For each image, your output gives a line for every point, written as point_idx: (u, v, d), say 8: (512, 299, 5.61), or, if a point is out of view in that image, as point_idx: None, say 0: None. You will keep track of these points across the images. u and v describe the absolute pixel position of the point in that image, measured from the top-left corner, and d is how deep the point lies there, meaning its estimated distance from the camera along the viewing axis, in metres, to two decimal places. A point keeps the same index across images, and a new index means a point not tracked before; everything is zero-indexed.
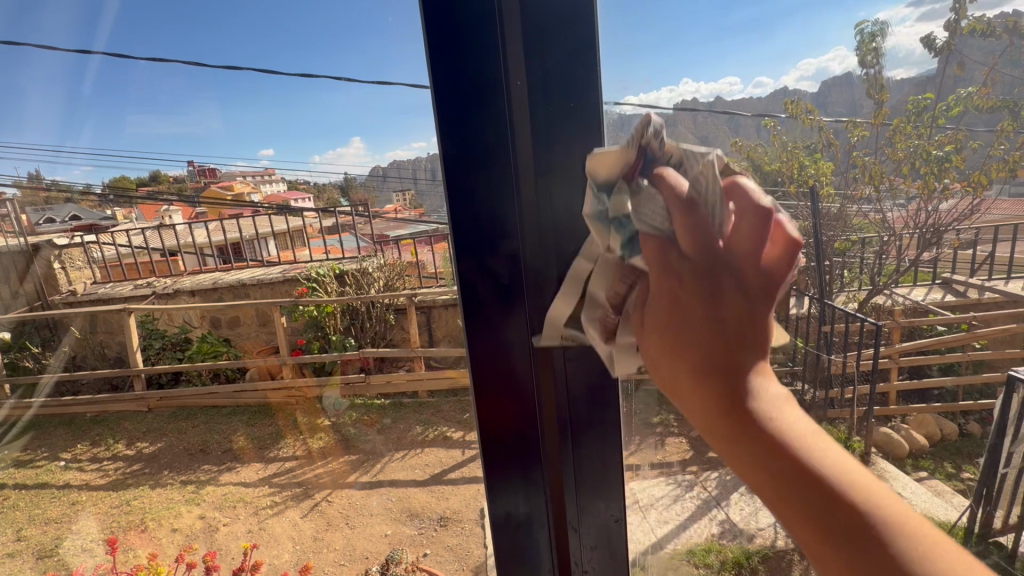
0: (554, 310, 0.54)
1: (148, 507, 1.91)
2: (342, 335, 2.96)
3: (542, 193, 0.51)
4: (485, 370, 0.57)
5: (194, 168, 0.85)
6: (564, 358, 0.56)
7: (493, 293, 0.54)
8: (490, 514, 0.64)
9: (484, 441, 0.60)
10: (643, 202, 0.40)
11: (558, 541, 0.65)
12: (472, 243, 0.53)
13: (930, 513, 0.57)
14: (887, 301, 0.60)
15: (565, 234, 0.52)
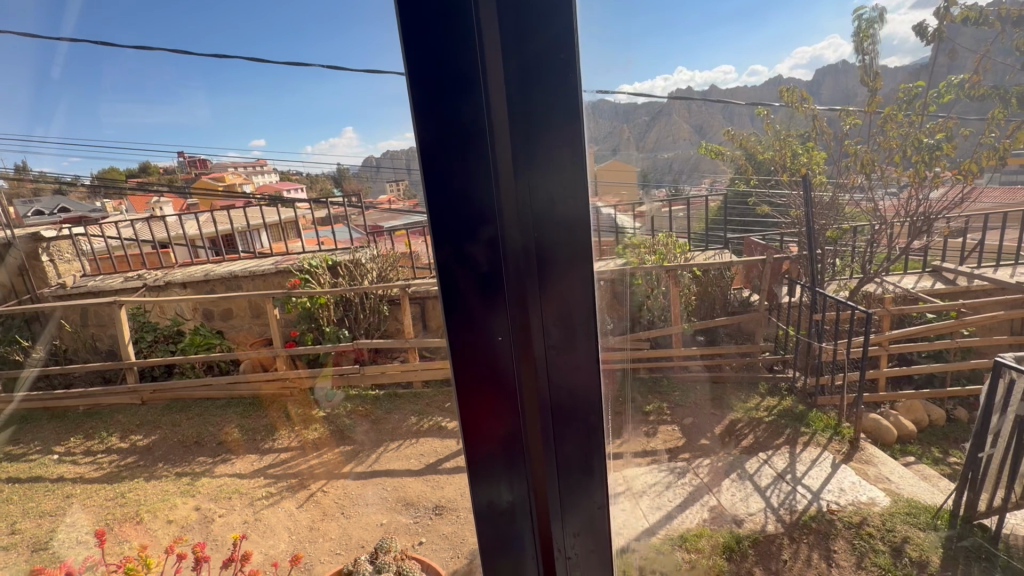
0: (534, 298, 0.52)
1: (141, 497, 1.86)
2: (337, 327, 2.89)
3: (523, 179, 0.49)
4: (464, 361, 0.56)
5: (183, 158, 0.85)
6: (547, 348, 0.55)
7: (473, 282, 0.53)
8: (474, 504, 0.64)
9: (467, 430, 0.60)
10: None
11: (542, 532, 0.64)
12: (449, 230, 0.51)
13: (916, 497, 0.65)
14: (872, 289, 0.67)
15: (545, 223, 0.50)
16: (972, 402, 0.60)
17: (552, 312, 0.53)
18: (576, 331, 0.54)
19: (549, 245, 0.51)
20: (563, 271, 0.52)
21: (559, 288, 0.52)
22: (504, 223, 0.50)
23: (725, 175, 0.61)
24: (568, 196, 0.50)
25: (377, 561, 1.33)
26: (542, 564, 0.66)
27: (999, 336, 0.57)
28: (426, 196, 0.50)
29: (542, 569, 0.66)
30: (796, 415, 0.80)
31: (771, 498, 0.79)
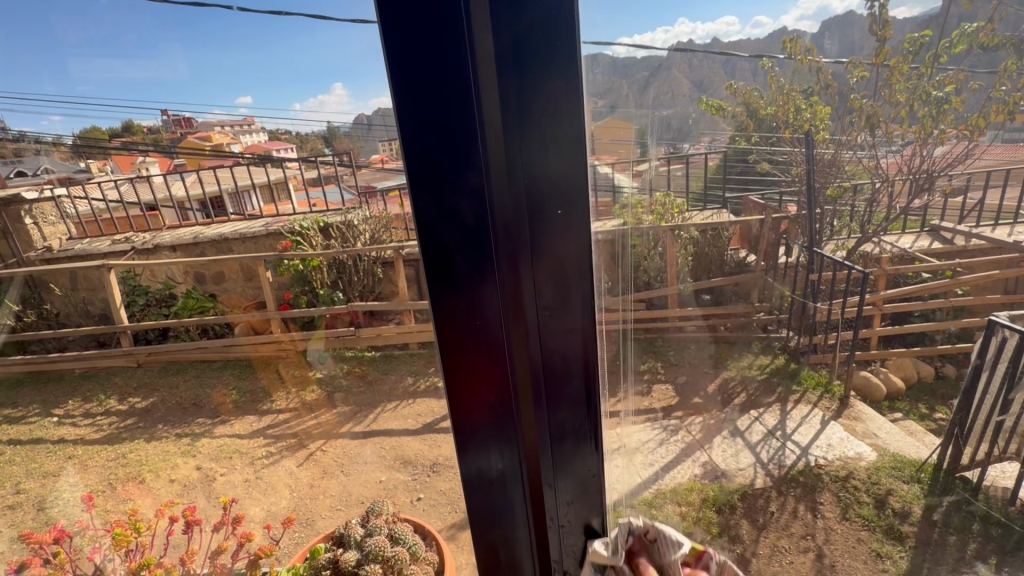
0: (525, 261, 0.51)
1: (143, 458, 1.88)
2: (330, 289, 2.88)
3: (517, 146, 0.46)
4: (451, 326, 0.55)
5: (167, 116, 0.71)
6: (538, 311, 0.54)
7: (458, 243, 0.50)
8: (462, 470, 0.65)
9: (454, 395, 0.59)
10: None
11: (533, 504, 0.65)
12: (431, 188, 0.48)
13: (900, 451, 0.73)
14: (871, 249, 0.68)
15: (539, 178, 0.47)
16: (960, 359, 0.68)
17: (547, 278, 0.52)
18: (568, 298, 0.53)
19: (543, 210, 0.49)
20: (556, 231, 0.50)
21: (552, 247, 0.51)
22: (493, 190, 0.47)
23: (725, 135, 0.58)
24: (566, 159, 0.47)
25: (367, 525, 1.23)
26: (533, 531, 0.68)
27: (992, 296, 0.64)
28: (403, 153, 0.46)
29: (535, 540, 0.68)
30: (789, 372, 0.85)
31: (760, 453, 0.85)
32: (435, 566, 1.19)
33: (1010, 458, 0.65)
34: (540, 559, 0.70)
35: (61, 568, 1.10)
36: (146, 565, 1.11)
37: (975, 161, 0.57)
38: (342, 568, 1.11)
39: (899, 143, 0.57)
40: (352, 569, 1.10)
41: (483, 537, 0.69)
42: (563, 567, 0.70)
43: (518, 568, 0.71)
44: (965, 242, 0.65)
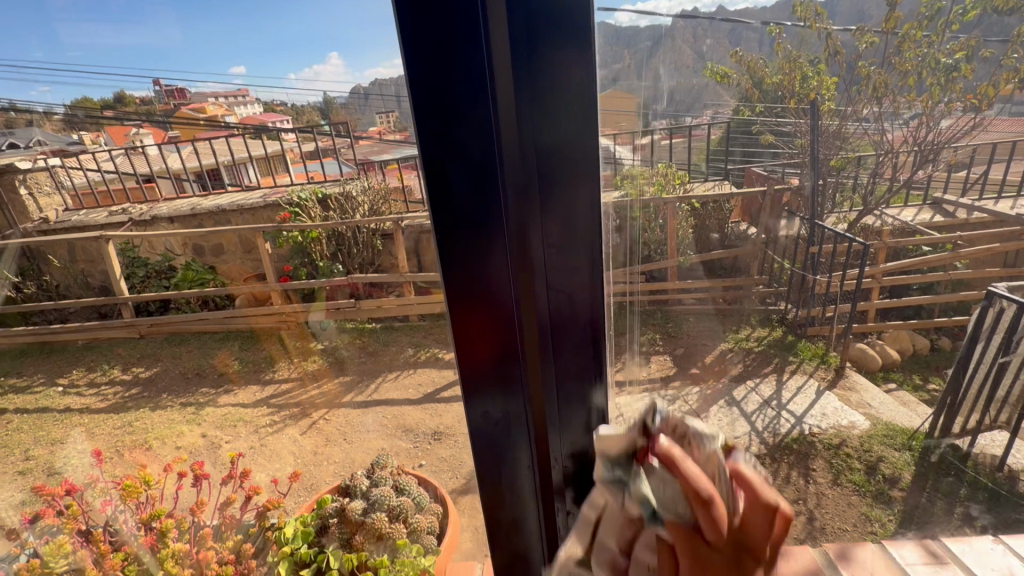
0: (533, 208, 0.50)
1: (148, 427, 1.90)
2: (330, 261, 2.82)
3: (529, 117, 0.46)
4: (456, 272, 0.55)
5: (159, 87, 0.66)
6: (544, 259, 0.53)
7: (464, 186, 0.50)
8: (467, 415, 0.65)
9: (459, 343, 0.59)
10: (657, 486, 0.45)
11: (536, 446, 0.65)
12: (437, 128, 0.47)
13: (894, 421, 0.78)
14: (871, 221, 0.68)
15: (548, 121, 0.47)
16: (956, 332, 0.68)
17: (554, 247, 0.53)
18: (573, 266, 0.54)
19: (551, 179, 0.50)
20: (564, 177, 0.50)
21: (560, 194, 0.51)
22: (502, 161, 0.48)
23: (728, 105, 0.56)
24: (576, 121, 0.48)
25: (373, 476, 1.37)
26: (537, 471, 0.68)
27: (991, 268, 0.63)
28: (409, 91, 0.46)
29: (538, 477, 0.68)
30: (785, 344, 0.82)
31: (756, 423, 0.87)
32: (438, 516, 1.31)
33: (1000, 427, 0.69)
34: (544, 498, 0.70)
35: (76, 518, 1.15)
36: (159, 513, 1.20)
37: (977, 136, 0.56)
38: (350, 516, 1.23)
39: (907, 114, 0.56)
40: (360, 517, 1.23)
41: (488, 477, 0.69)
42: (566, 503, 0.69)
43: (522, 507, 0.72)
44: (967, 215, 0.64)
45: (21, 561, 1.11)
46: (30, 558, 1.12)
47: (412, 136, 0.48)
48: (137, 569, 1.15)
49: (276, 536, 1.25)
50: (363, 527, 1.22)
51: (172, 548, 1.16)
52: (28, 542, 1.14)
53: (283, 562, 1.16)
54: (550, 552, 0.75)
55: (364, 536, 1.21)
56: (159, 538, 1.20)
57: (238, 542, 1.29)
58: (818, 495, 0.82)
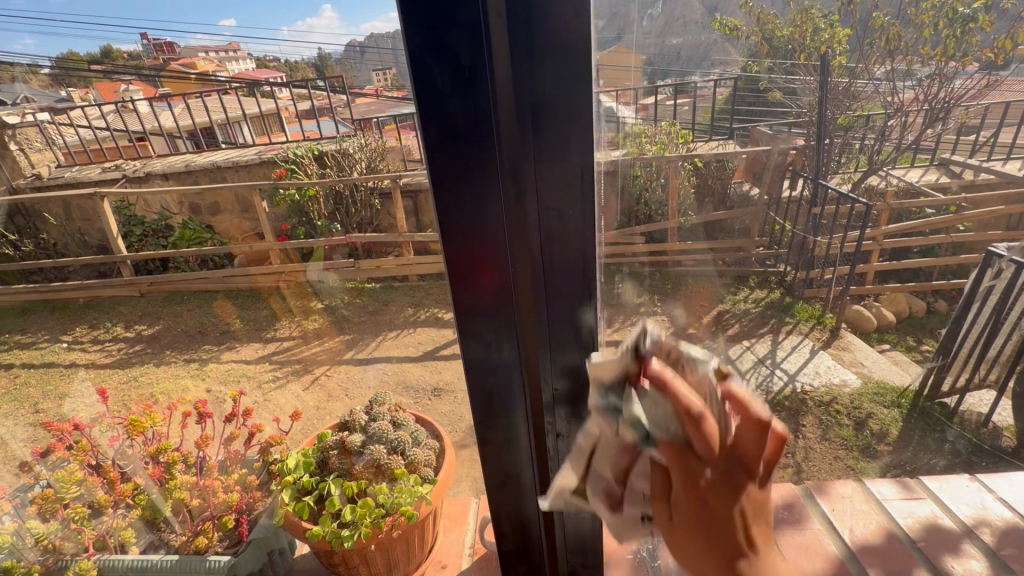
0: (528, 155, 0.51)
1: (154, 381, 1.96)
2: (328, 222, 2.80)
3: (523, 66, 0.46)
4: (452, 220, 0.55)
5: (146, 41, 0.64)
6: (539, 204, 0.54)
7: (461, 131, 0.49)
8: (464, 355, 0.66)
9: (455, 288, 0.60)
10: (651, 411, 0.45)
11: (529, 373, 0.66)
12: (431, 70, 0.46)
13: (885, 379, 0.86)
14: (875, 181, 0.65)
15: (543, 68, 0.46)
16: (952, 295, 0.72)
17: (549, 196, 0.53)
18: (568, 216, 0.55)
19: (546, 130, 0.50)
20: (559, 126, 0.49)
21: (556, 142, 0.50)
22: (497, 111, 0.47)
23: (735, 63, 0.55)
24: (572, 67, 0.46)
25: (370, 411, 1.44)
26: (529, 399, 0.70)
27: (995, 232, 0.66)
28: (404, 32, 0.44)
29: (530, 415, 0.71)
30: (781, 306, 0.78)
31: (749, 381, 0.79)
32: (435, 450, 1.39)
33: (989, 385, 0.78)
34: (535, 421, 0.72)
35: (85, 452, 1.31)
36: (163, 450, 1.35)
37: (992, 94, 0.56)
38: (349, 448, 1.32)
39: (919, 69, 0.55)
40: (358, 447, 1.32)
41: (484, 414, 0.72)
42: (556, 428, 0.72)
43: (515, 435, 0.75)
44: (974, 176, 0.64)
45: (38, 489, 1.30)
46: (44, 486, 1.30)
47: (407, 79, 0.47)
48: (146, 499, 1.34)
49: (278, 466, 1.33)
50: (361, 458, 1.31)
51: (178, 479, 1.34)
52: (42, 474, 1.32)
53: (287, 490, 1.25)
54: (542, 475, 0.78)
55: (364, 466, 1.29)
56: (167, 470, 1.37)
57: (241, 474, 1.44)
58: (806, 449, 0.96)
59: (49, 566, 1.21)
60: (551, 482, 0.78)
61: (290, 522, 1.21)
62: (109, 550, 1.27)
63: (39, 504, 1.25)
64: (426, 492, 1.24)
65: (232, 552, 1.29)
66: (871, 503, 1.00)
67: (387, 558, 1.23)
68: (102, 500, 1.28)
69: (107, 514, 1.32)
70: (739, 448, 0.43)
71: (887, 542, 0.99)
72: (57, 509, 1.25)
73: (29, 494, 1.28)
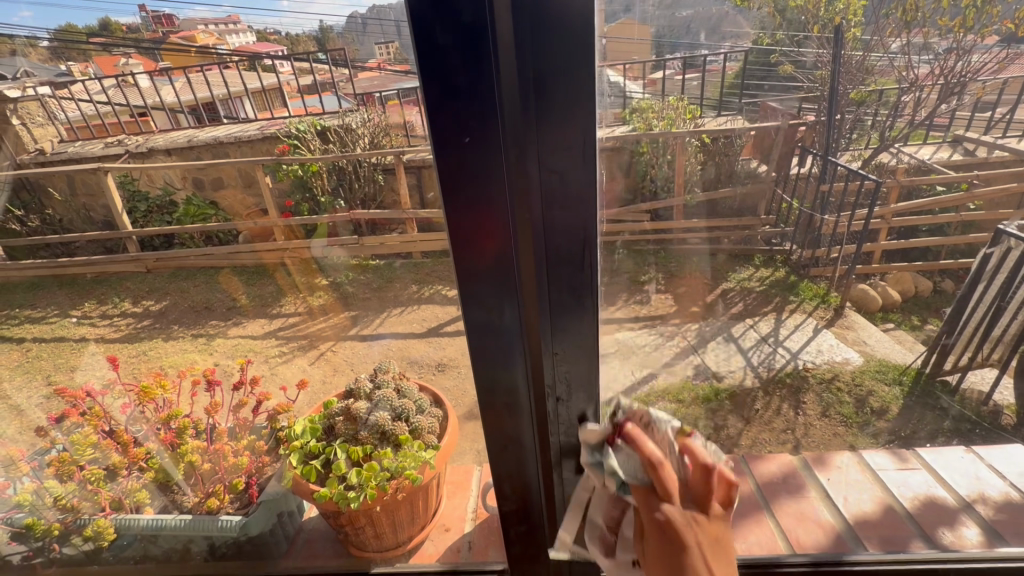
0: (532, 125, 0.50)
1: (162, 355, 1.84)
2: (331, 198, 1.64)
3: (526, 26, 0.45)
4: (455, 187, 0.55)
5: (145, 13, 0.63)
6: (541, 172, 0.54)
7: (466, 95, 0.49)
8: (466, 321, 0.67)
9: (458, 254, 0.60)
10: (625, 463, 0.68)
11: (529, 332, 0.66)
12: (434, 28, 0.45)
13: (888, 357, 0.83)
14: (886, 159, 0.64)
15: (546, 34, 0.45)
16: (959, 274, 0.74)
17: (551, 158, 0.53)
18: (570, 178, 0.54)
19: (549, 94, 0.49)
20: (561, 96, 0.49)
21: (560, 114, 0.50)
22: (500, 76, 0.47)
23: (747, 35, 0.54)
24: (575, 35, 0.46)
25: (375, 378, 1.47)
26: (530, 360, 0.69)
27: (1006, 211, 0.68)
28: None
29: (533, 380, 0.71)
30: (786, 285, 0.78)
31: (752, 358, 0.94)
32: (439, 419, 1.41)
33: (991, 363, 0.84)
34: (536, 385, 0.72)
35: (98, 418, 1.37)
36: (175, 416, 1.43)
37: (1011, 68, 0.56)
38: (356, 414, 1.36)
39: (935, 43, 0.55)
40: (363, 415, 1.35)
41: (486, 383, 0.73)
42: (557, 393, 0.73)
43: (516, 394, 0.75)
44: (988, 154, 0.63)
45: (54, 454, 1.35)
46: (61, 450, 1.36)
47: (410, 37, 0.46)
48: (159, 463, 1.43)
49: (285, 431, 1.35)
50: (367, 424, 1.34)
51: (188, 445, 1.43)
52: (58, 439, 1.36)
53: (295, 453, 1.28)
54: (541, 435, 0.79)
55: (370, 431, 1.33)
56: (179, 435, 1.46)
57: (252, 440, 1.51)
58: (806, 425, 0.97)
59: (69, 524, 1.34)
60: (551, 441, 0.80)
61: (298, 485, 1.24)
62: (126, 511, 1.37)
63: (57, 466, 1.34)
64: (429, 457, 1.28)
65: (242, 512, 1.40)
66: (866, 475, 1.11)
67: (392, 518, 1.28)
68: (117, 462, 1.38)
69: (122, 476, 1.40)
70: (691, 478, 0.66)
71: (884, 514, 1.07)
72: (74, 471, 1.35)
73: (46, 457, 1.34)
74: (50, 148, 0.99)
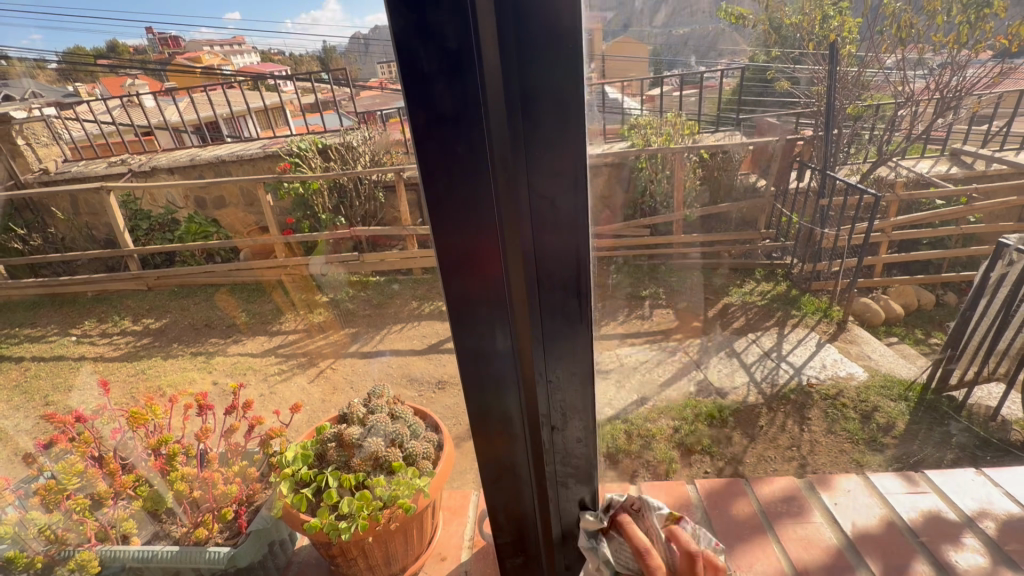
0: (521, 152, 0.50)
1: (161, 374, 1.77)
2: (332, 215, 2.48)
3: (513, 51, 0.44)
4: (447, 219, 0.53)
5: (153, 36, 0.63)
6: (531, 200, 0.53)
7: (456, 125, 0.47)
8: (457, 350, 0.66)
9: (449, 283, 0.59)
10: (619, 554, 0.80)
11: (522, 360, 0.65)
12: (417, 53, 0.43)
13: (895, 371, 0.88)
14: (885, 173, 0.66)
15: (533, 60, 0.45)
16: (962, 288, 0.73)
17: (542, 189, 0.53)
18: (560, 204, 0.54)
19: (537, 120, 0.49)
20: (549, 123, 0.49)
21: (551, 139, 0.50)
22: (488, 105, 0.46)
23: (745, 52, 0.54)
24: (559, 64, 0.45)
25: (369, 405, 1.45)
26: (523, 388, 0.69)
27: (1004, 224, 0.65)
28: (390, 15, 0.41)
29: (527, 408, 0.71)
30: (788, 297, 0.89)
31: (755, 372, 1.08)
32: (435, 442, 1.40)
33: (998, 380, 0.79)
34: (529, 414, 0.72)
35: (88, 445, 1.24)
36: (164, 443, 1.30)
37: (1004, 81, 0.54)
38: (349, 439, 1.31)
39: (930, 58, 0.53)
40: (357, 440, 1.31)
41: (478, 408, 0.72)
42: (551, 420, 0.72)
43: (510, 423, 0.74)
44: (986, 167, 0.62)
45: (42, 480, 1.22)
46: (49, 478, 1.22)
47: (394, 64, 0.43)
48: (147, 489, 1.32)
49: (277, 458, 1.33)
50: (361, 450, 1.30)
51: (180, 472, 1.31)
52: (45, 466, 1.23)
53: (286, 483, 1.25)
54: (537, 463, 0.77)
55: (363, 458, 1.29)
56: (169, 461, 1.33)
57: (243, 466, 1.41)
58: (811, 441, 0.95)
59: (53, 557, 1.17)
60: (546, 472, 0.79)
61: (290, 514, 1.21)
62: (111, 542, 1.24)
63: (43, 495, 1.19)
64: (423, 484, 1.24)
65: (232, 543, 1.29)
66: (874, 497, 0.86)
67: (386, 549, 1.24)
68: (103, 492, 1.23)
69: (108, 505, 1.27)
70: (677, 574, 0.75)
71: (888, 532, 0.81)
72: (60, 500, 1.20)
73: (33, 485, 1.21)
74: (54, 168, 1.00)
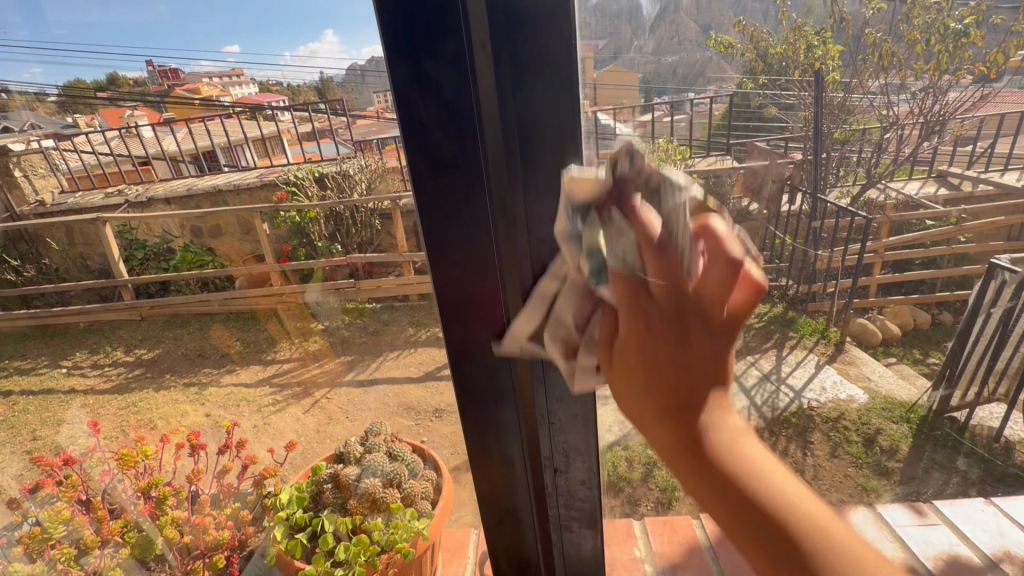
0: (516, 190, 0.53)
1: (152, 408, 1.84)
2: (330, 243, 2.41)
3: (508, 92, 0.47)
4: (447, 254, 0.57)
5: (153, 68, 0.67)
6: (530, 241, 0.55)
7: (454, 166, 0.51)
8: (459, 389, 0.68)
9: (452, 318, 0.61)
10: (613, 239, 0.42)
11: (523, 402, 0.66)
12: (417, 102, 0.47)
13: (893, 395, 0.78)
14: (874, 195, 0.65)
15: (526, 98, 0.47)
16: (957, 306, 0.68)
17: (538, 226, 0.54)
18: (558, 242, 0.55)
19: (533, 158, 0.51)
20: (545, 160, 0.51)
21: (547, 177, 0.51)
22: (485, 147, 0.49)
23: (731, 78, 0.57)
24: (551, 103, 0.48)
25: (367, 443, 1.42)
26: (525, 430, 0.69)
27: (996, 242, 0.63)
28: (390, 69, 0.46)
29: (528, 451, 0.72)
30: (785, 321, 0.76)
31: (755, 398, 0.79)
32: (433, 483, 1.35)
33: (998, 399, 0.73)
34: (531, 456, 0.73)
35: (75, 489, 1.23)
36: (155, 484, 1.25)
37: (985, 106, 0.54)
38: (345, 481, 1.30)
39: (910, 84, 0.54)
40: (353, 481, 1.30)
41: (479, 445, 0.72)
42: (554, 463, 0.73)
43: (512, 464, 0.74)
44: (972, 188, 0.63)
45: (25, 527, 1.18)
46: (33, 524, 1.19)
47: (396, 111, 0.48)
48: (136, 535, 1.26)
49: (271, 499, 1.29)
50: (357, 491, 1.28)
51: (170, 515, 1.25)
52: (30, 510, 1.20)
53: (280, 526, 1.22)
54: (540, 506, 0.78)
55: (359, 500, 1.27)
56: (158, 506, 1.28)
57: (235, 510, 1.38)
58: None
59: None
60: (550, 515, 0.80)
61: (283, 561, 1.18)
62: None
63: (25, 543, 1.13)
64: (422, 527, 1.19)
65: None
66: None
67: None
68: (89, 541, 1.18)
69: (93, 552, 1.23)
70: (698, 295, 0.41)
71: None
72: (44, 549, 1.15)
73: (16, 532, 1.17)
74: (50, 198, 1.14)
